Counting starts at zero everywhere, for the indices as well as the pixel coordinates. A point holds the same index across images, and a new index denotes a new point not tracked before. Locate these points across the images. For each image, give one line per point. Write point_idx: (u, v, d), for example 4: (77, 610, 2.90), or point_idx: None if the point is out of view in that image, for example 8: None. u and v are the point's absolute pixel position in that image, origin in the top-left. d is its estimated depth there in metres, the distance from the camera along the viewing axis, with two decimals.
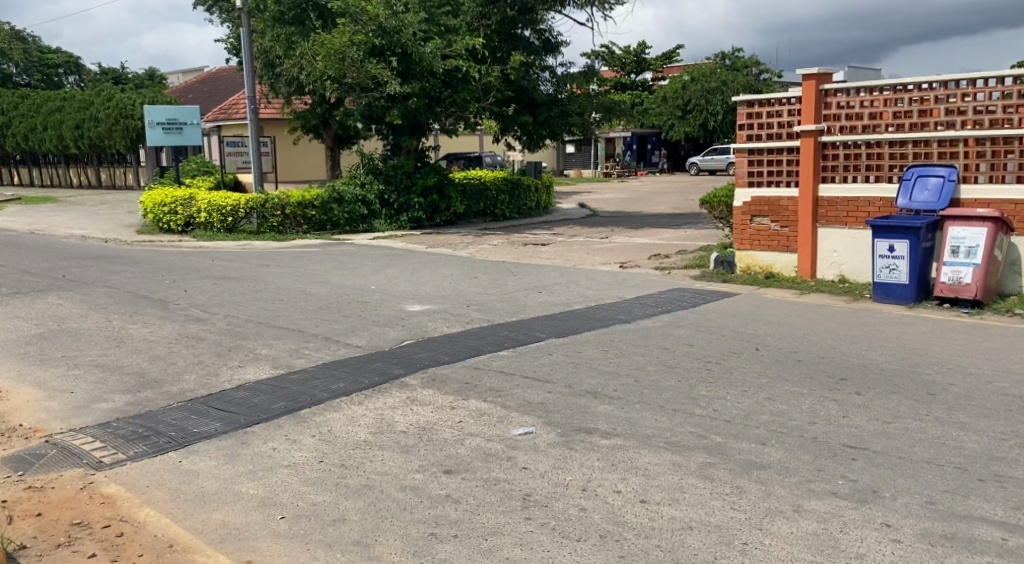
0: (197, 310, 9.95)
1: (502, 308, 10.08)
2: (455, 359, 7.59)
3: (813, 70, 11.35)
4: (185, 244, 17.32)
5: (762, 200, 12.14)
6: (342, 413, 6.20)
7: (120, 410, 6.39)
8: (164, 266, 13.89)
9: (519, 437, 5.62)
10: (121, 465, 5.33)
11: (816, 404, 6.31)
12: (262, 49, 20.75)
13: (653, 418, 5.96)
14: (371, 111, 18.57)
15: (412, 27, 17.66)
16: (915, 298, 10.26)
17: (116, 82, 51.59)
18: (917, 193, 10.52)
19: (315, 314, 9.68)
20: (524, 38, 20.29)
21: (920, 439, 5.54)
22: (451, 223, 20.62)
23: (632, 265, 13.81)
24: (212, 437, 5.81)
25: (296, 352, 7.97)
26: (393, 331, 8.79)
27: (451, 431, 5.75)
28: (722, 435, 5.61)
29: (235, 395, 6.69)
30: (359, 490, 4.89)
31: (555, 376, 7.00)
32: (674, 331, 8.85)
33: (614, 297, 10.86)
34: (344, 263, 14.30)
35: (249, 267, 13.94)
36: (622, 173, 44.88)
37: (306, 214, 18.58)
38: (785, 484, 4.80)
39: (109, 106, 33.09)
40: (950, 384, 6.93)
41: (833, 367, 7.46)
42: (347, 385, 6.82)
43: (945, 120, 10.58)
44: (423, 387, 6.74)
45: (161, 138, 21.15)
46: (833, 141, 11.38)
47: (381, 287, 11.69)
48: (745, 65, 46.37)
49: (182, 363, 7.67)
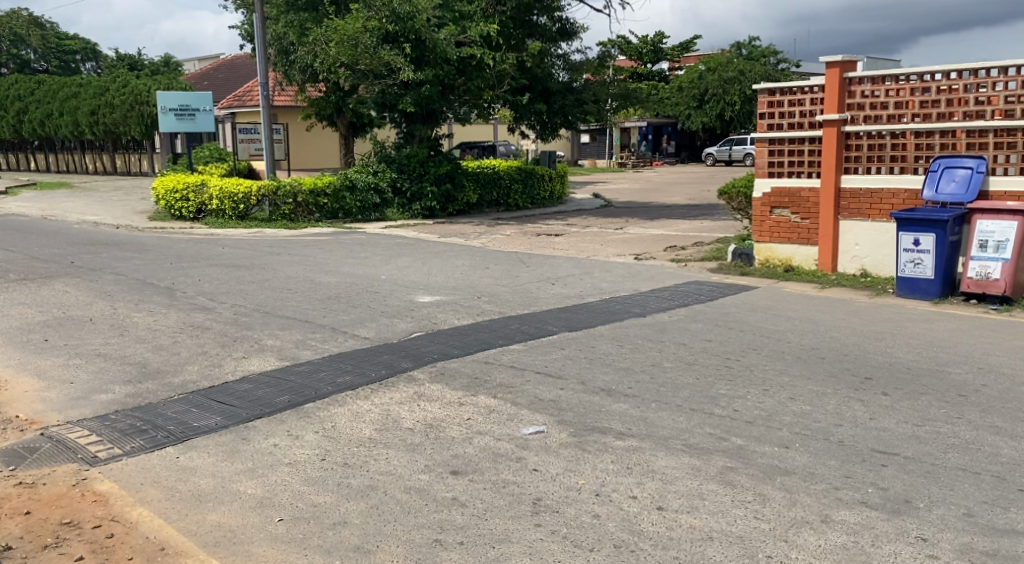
0: (204, 298, 9.76)
1: (514, 300, 9.82)
2: (465, 352, 7.36)
3: (837, 58, 11.01)
4: (196, 231, 17.16)
5: (783, 191, 11.83)
6: (347, 408, 5.97)
7: (119, 402, 6.18)
8: (175, 253, 13.74)
9: (529, 436, 5.38)
10: (117, 460, 5.12)
11: (842, 405, 6.04)
12: (276, 35, 20.55)
13: (671, 418, 5.70)
14: (384, 98, 18.40)
15: (426, 12, 17.33)
16: (941, 293, 9.97)
17: (131, 69, 51.47)
18: (943, 185, 10.19)
19: (323, 304, 9.46)
20: (540, 25, 19.95)
21: (954, 444, 5.27)
22: (463, 213, 20.39)
23: (647, 256, 13.57)
24: (212, 432, 5.58)
25: (303, 343, 7.75)
26: (402, 322, 8.55)
27: (459, 428, 5.52)
28: (743, 437, 5.36)
29: (238, 388, 6.48)
30: (362, 491, 4.66)
31: (568, 372, 6.76)
32: (693, 326, 8.59)
33: (629, 290, 10.60)
34: (356, 253, 14.07)
35: (260, 255, 13.74)
36: (637, 163, 44.45)
37: (319, 202, 18.37)
38: (810, 491, 4.54)
39: (123, 92, 32.96)
40: (982, 385, 6.64)
41: (858, 365, 7.18)
42: (353, 378, 6.60)
43: (975, 109, 10.20)
44: (431, 381, 6.51)
45: (174, 124, 20.98)
46: (856, 131, 11.06)
47: (391, 278, 11.48)
48: (763, 54, 45.81)
49: (186, 353, 7.46)
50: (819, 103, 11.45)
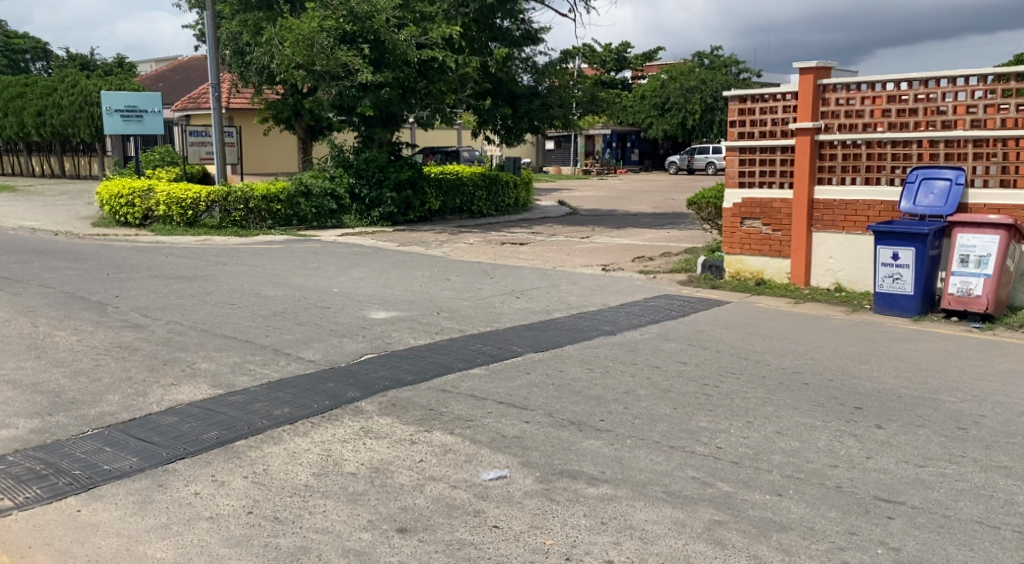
0: (138, 315, 8.95)
1: (476, 316, 9.15)
2: (420, 378, 6.67)
3: (811, 64, 10.51)
4: (141, 239, 16.24)
5: (753, 201, 11.31)
6: (282, 448, 5.26)
7: (20, 440, 5.40)
8: (115, 262, 12.90)
9: (490, 482, 4.73)
10: (4, 515, 4.36)
11: (834, 441, 5.49)
12: (230, 36, 19.75)
13: (649, 458, 5.09)
14: (341, 101, 17.52)
15: (385, 12, 16.85)
16: (920, 310, 9.50)
17: (84, 69, 50.08)
18: (921, 197, 9.72)
19: (267, 321, 8.72)
20: (503, 28, 19.23)
21: (961, 489, 4.74)
22: (425, 220, 19.73)
23: (614, 267, 12.99)
24: (124, 477, 4.83)
25: (240, 367, 7.01)
26: (352, 342, 7.86)
27: (409, 473, 4.84)
28: (731, 483, 4.76)
29: (161, 422, 5.72)
30: (292, 554, 3.99)
31: (533, 402, 6.11)
32: (665, 346, 8.00)
33: (597, 305, 9.98)
34: (308, 263, 13.31)
35: (206, 265, 12.92)
36: (602, 170, 44.06)
37: (271, 208, 17.49)
38: (811, 553, 3.97)
39: (73, 93, 31.73)
40: (980, 415, 6.14)
41: (845, 393, 6.63)
42: (292, 411, 5.89)
43: (953, 119, 9.75)
44: (380, 414, 5.83)
45: (120, 126, 20.01)
46: (831, 140, 10.58)
47: (344, 290, 10.77)
48: (724, 64, 45.98)
49: (107, 379, 6.67)
50: (793, 111, 10.95)
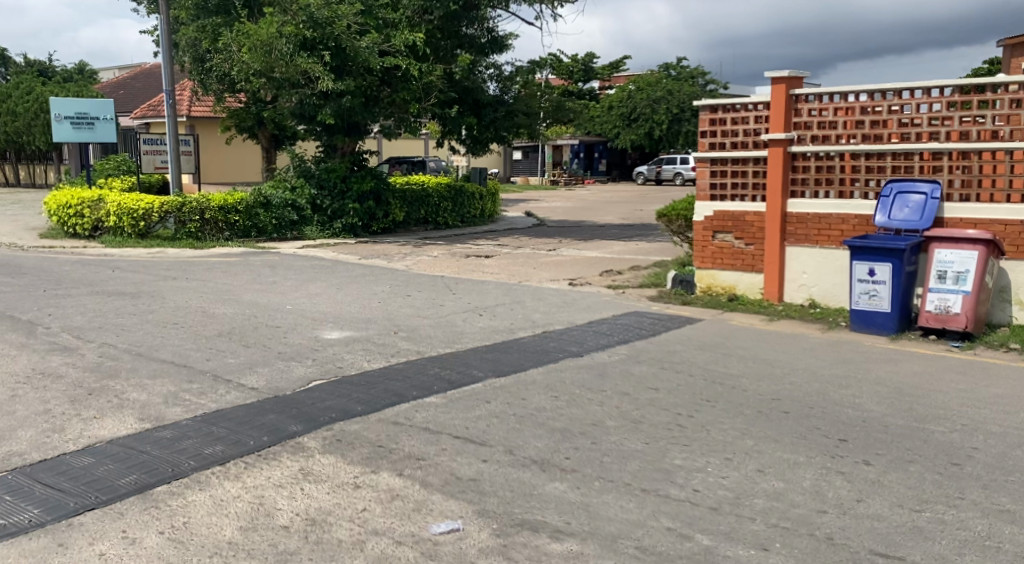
0: (69, 337, 8.29)
1: (435, 337, 8.62)
2: (370, 409, 6.12)
3: (783, 73, 10.10)
4: (89, 252, 15.46)
5: (725, 214, 10.87)
6: (207, 495, 4.68)
7: None
8: (56, 277, 12.18)
9: (440, 536, 4.20)
10: None
11: (820, 481, 5.02)
12: (190, 42, 19.13)
13: (619, 506, 4.57)
14: (302, 109, 16.81)
15: (346, 19, 16.24)
16: (897, 328, 9.10)
17: (40, 75, 48.91)
18: (896, 211, 9.36)
19: (209, 344, 8.11)
20: (469, 36, 18.71)
21: (964, 539, 4.29)
22: (389, 231, 19.16)
23: (582, 281, 12.52)
24: (21, 535, 4.22)
25: (173, 397, 6.40)
26: (300, 367, 7.28)
27: (350, 527, 4.29)
28: (711, 534, 4.27)
29: (76, 464, 5.11)
30: None
31: (492, 437, 5.58)
32: (635, 369, 7.51)
33: (563, 323, 9.48)
34: (262, 277, 12.68)
35: (153, 280, 12.26)
36: (570, 180, 43.79)
37: (228, 219, 16.74)
38: None
39: (28, 100, 30.87)
40: (972, 448, 5.71)
41: (827, 423, 6.17)
42: (225, 449, 5.32)
43: (927, 131, 9.39)
44: (322, 453, 5.27)
45: (69, 133, 19.23)
46: (803, 152, 10.17)
47: (297, 308, 10.19)
48: (690, 75, 46.12)
49: (22, 412, 6.04)
50: (765, 121, 10.55)
